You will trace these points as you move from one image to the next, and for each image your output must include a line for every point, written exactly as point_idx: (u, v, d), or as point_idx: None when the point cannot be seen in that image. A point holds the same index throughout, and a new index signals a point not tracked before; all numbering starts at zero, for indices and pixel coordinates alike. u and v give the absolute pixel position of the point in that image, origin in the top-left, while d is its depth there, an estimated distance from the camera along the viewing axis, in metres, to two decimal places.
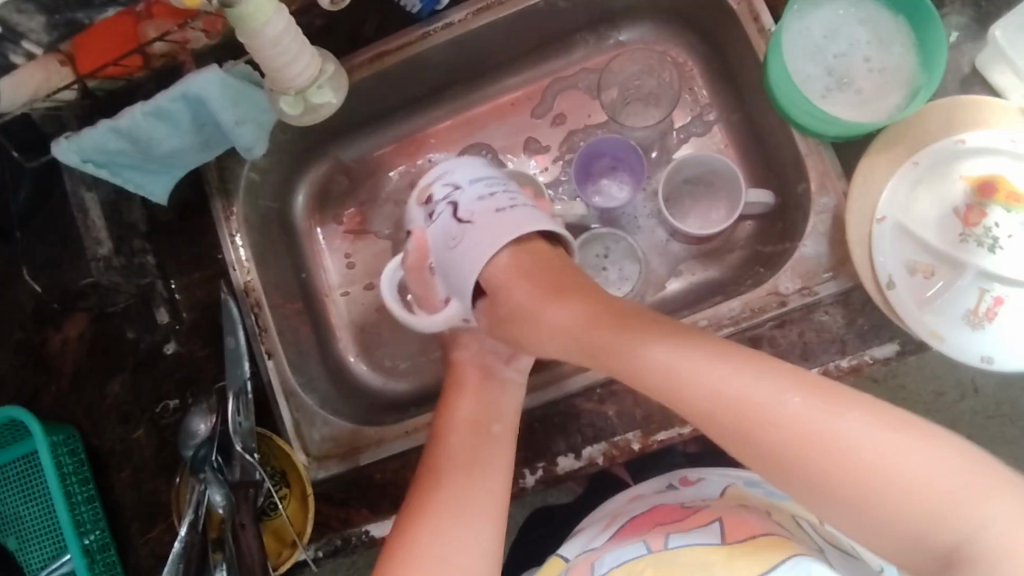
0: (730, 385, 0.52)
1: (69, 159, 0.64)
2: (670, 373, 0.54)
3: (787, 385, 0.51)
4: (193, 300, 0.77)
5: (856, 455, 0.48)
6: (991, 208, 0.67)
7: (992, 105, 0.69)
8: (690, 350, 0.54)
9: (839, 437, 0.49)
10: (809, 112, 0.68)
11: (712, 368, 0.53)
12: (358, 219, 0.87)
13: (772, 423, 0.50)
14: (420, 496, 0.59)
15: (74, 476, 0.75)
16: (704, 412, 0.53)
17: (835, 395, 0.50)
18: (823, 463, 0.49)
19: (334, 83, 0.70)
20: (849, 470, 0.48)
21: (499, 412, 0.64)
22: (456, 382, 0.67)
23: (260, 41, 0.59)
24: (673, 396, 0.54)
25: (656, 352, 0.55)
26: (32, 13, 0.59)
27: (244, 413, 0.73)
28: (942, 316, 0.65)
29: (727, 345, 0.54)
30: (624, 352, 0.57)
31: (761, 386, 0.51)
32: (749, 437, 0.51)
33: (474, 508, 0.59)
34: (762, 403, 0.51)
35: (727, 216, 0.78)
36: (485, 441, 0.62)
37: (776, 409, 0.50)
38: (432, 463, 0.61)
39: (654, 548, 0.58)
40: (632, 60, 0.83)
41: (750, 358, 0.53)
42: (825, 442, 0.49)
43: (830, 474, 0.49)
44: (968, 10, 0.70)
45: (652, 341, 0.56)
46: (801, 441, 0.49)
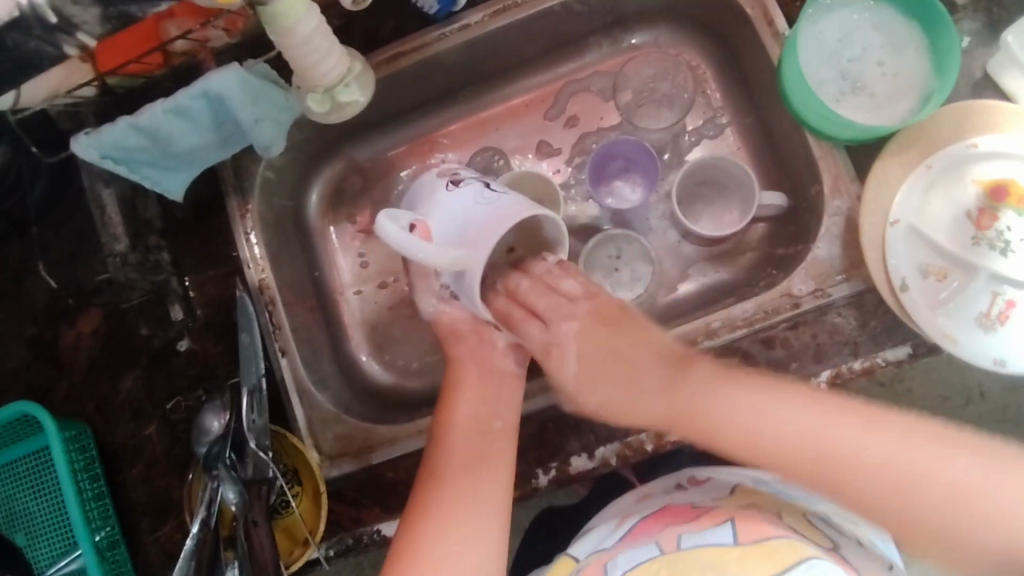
0: (821, 443, 0.54)
1: (88, 155, 0.64)
2: (752, 435, 0.56)
3: (850, 421, 0.54)
4: (208, 298, 0.77)
5: (942, 488, 0.51)
6: (1004, 211, 0.68)
7: (1002, 110, 0.69)
8: (760, 392, 0.56)
9: (933, 472, 0.52)
10: (824, 116, 0.68)
11: (768, 407, 0.56)
12: (372, 218, 0.87)
13: (875, 473, 0.52)
14: (424, 494, 0.59)
15: (85, 472, 0.75)
16: (780, 460, 0.55)
17: (913, 434, 0.53)
18: (922, 501, 0.52)
19: (362, 81, 0.71)
20: (948, 501, 0.51)
21: (500, 407, 0.64)
22: (455, 379, 0.65)
23: (292, 38, 0.59)
24: (769, 460, 0.55)
25: (742, 405, 0.56)
26: (88, 2, 0.47)
27: (258, 410, 0.73)
28: (955, 319, 0.66)
29: (798, 386, 0.56)
30: (728, 412, 0.57)
31: (910, 452, 0.52)
32: (841, 481, 0.53)
33: (475, 500, 0.58)
34: (853, 458, 0.53)
35: (740, 218, 0.78)
36: (489, 436, 0.62)
37: (860, 453, 0.53)
38: (433, 467, 0.61)
39: (668, 550, 0.58)
40: (647, 62, 0.84)
41: (800, 391, 0.56)
42: (920, 479, 0.52)
43: (916, 510, 0.52)
44: (980, 15, 0.71)
45: (747, 397, 0.56)
46: (898, 484, 0.52)
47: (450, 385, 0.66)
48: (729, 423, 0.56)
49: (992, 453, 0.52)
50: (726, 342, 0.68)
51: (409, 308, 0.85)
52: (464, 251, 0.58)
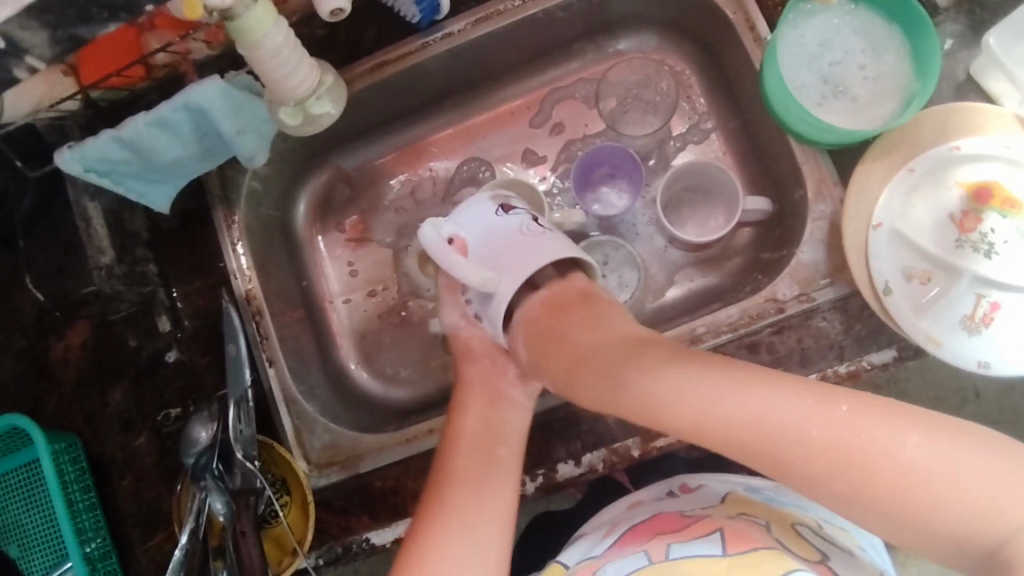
0: (767, 417, 0.49)
1: (71, 169, 0.64)
2: (699, 416, 0.52)
3: (794, 396, 0.49)
4: (195, 308, 0.78)
5: (886, 468, 0.45)
6: (988, 214, 0.67)
7: (987, 112, 0.69)
8: (701, 374, 0.53)
9: (878, 451, 0.45)
10: (804, 120, 0.68)
11: (713, 390, 0.52)
12: (360, 226, 0.87)
13: (815, 454, 0.47)
14: (429, 517, 0.57)
15: (75, 484, 0.75)
16: (719, 437, 0.51)
17: (865, 410, 0.47)
18: (855, 480, 0.46)
19: (333, 93, 0.72)
20: (896, 491, 0.45)
21: (503, 435, 0.63)
22: (459, 401, 0.65)
23: (260, 53, 0.59)
24: (709, 438, 0.52)
25: (680, 388, 0.53)
26: (36, 28, 0.49)
27: (245, 420, 0.73)
28: (939, 321, 0.66)
29: (751, 369, 0.52)
30: (666, 393, 0.54)
31: (841, 427, 0.46)
32: (783, 460, 0.48)
33: (479, 524, 0.57)
34: (792, 432, 0.48)
35: (725, 223, 0.78)
36: (491, 464, 0.61)
37: (798, 431, 0.48)
38: (439, 481, 0.60)
39: (655, 560, 0.59)
40: (630, 68, 0.84)
41: (743, 370, 0.52)
42: (863, 461, 0.45)
43: (863, 491, 0.46)
44: (963, 18, 0.71)
45: (685, 376, 0.53)
46: (833, 457, 0.46)
47: (454, 413, 0.64)
48: (668, 401, 0.54)
49: (939, 424, 0.46)
50: (711, 348, 0.68)
51: (397, 316, 0.86)
52: (498, 278, 0.60)
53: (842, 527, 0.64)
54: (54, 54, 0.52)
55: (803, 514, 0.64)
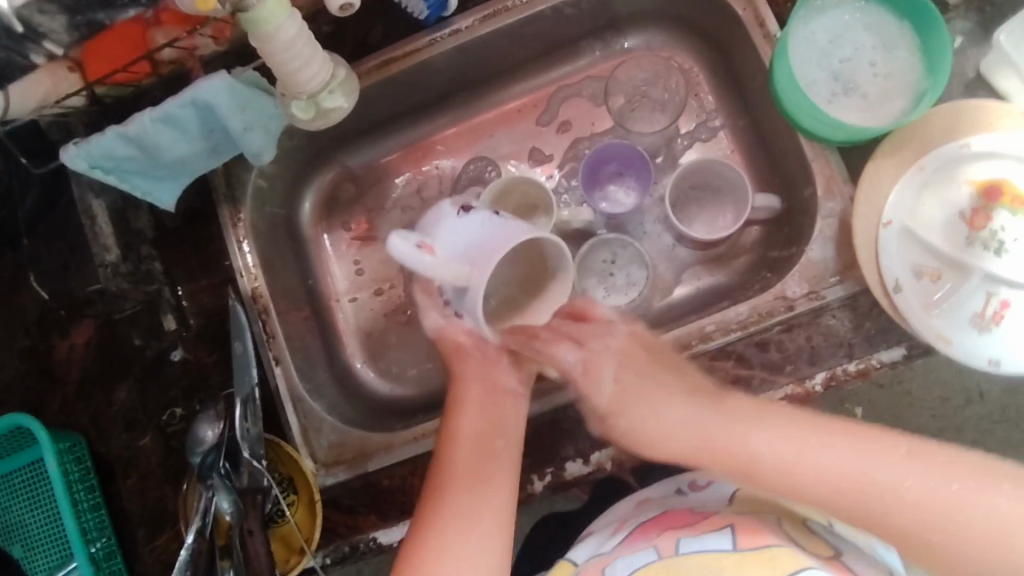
0: (852, 470, 0.46)
1: (77, 166, 0.64)
2: (789, 467, 0.47)
3: (881, 451, 0.45)
4: (201, 307, 0.77)
5: (984, 527, 0.43)
6: (997, 211, 0.68)
7: (996, 110, 0.69)
8: (788, 424, 0.48)
9: (967, 510, 0.43)
10: (815, 116, 0.68)
11: (792, 442, 0.47)
12: (366, 225, 0.87)
13: (904, 513, 0.44)
14: (423, 514, 0.55)
15: (80, 483, 0.75)
16: (801, 495, 0.47)
17: (943, 465, 0.44)
18: (941, 534, 0.44)
19: (345, 87, 0.71)
20: (985, 548, 0.43)
21: (503, 423, 0.60)
22: (456, 393, 0.62)
23: (273, 45, 0.59)
24: (783, 488, 0.48)
25: (771, 439, 0.48)
26: None
27: (252, 419, 0.72)
28: (950, 319, 0.66)
29: (817, 415, 0.49)
30: (740, 446, 0.49)
31: (931, 484, 0.44)
32: (868, 518, 0.46)
33: (477, 518, 0.54)
34: (881, 489, 0.45)
35: (734, 221, 0.77)
36: (490, 455, 0.58)
37: (888, 489, 0.45)
38: (435, 480, 0.57)
39: (665, 555, 0.59)
40: (638, 66, 0.84)
41: (815, 418, 0.48)
42: (954, 520, 0.43)
43: (981, 559, 0.43)
44: (972, 15, 0.71)
45: (775, 432, 0.48)
46: (927, 519, 0.44)
47: (451, 401, 0.62)
48: (740, 455, 0.49)
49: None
50: (721, 346, 0.68)
51: (403, 315, 0.85)
52: (473, 270, 0.57)
53: None
54: (70, 40, 0.60)
55: None
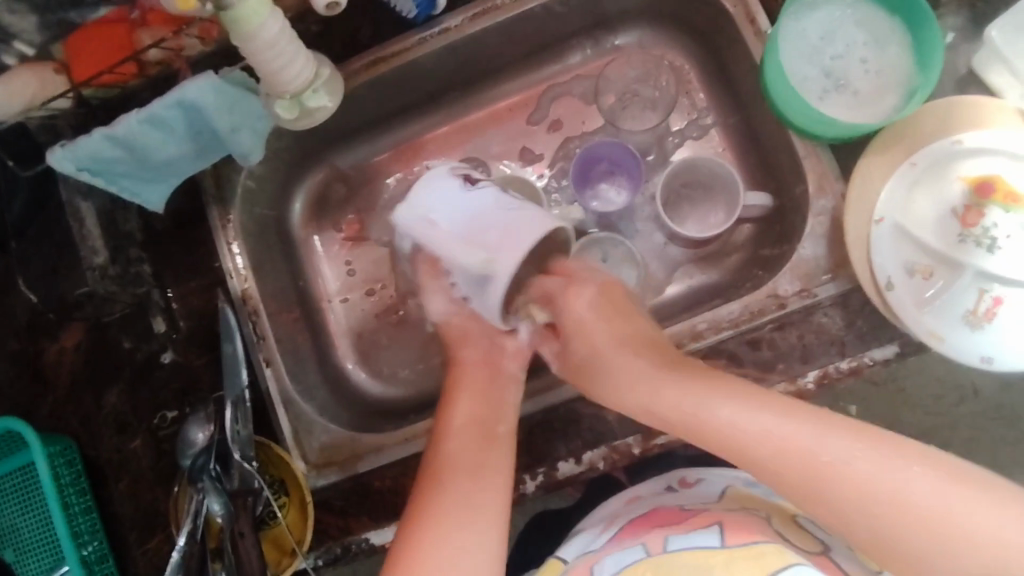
0: (804, 444, 0.50)
1: (64, 168, 0.63)
2: (743, 441, 0.52)
3: (832, 432, 0.50)
4: (190, 309, 0.77)
5: (917, 513, 0.47)
6: (990, 208, 0.67)
7: (990, 105, 0.69)
8: (743, 400, 0.54)
9: (901, 493, 0.48)
10: (806, 114, 0.68)
11: (744, 415, 0.53)
12: (357, 226, 0.86)
13: (844, 490, 0.49)
14: (422, 497, 0.57)
15: (71, 487, 0.74)
16: (750, 460, 0.52)
17: (885, 446, 0.49)
18: (882, 519, 0.48)
19: (330, 86, 0.71)
20: (914, 529, 0.47)
21: (499, 412, 0.63)
22: (455, 384, 0.65)
23: (253, 43, 0.59)
24: (740, 461, 0.53)
25: (724, 409, 0.54)
26: None
27: (242, 422, 0.72)
28: (941, 316, 0.65)
29: (764, 392, 0.54)
30: (683, 410, 0.56)
31: (873, 466, 0.48)
32: (810, 489, 0.50)
33: (475, 502, 0.56)
34: (828, 465, 0.49)
35: (725, 219, 0.77)
36: (490, 444, 0.60)
37: (838, 467, 0.49)
38: (433, 464, 0.59)
39: (654, 552, 0.58)
40: (630, 64, 0.83)
41: (766, 396, 0.54)
42: (892, 500, 0.48)
43: (914, 540, 0.47)
44: (964, 10, 0.71)
45: (732, 406, 0.53)
46: (866, 497, 0.48)
47: (450, 393, 0.65)
48: (683, 418, 0.56)
49: (966, 478, 0.48)
50: (713, 344, 0.68)
51: (395, 315, 0.85)
52: (495, 259, 0.59)
53: None
54: (43, 40, 0.63)
55: None
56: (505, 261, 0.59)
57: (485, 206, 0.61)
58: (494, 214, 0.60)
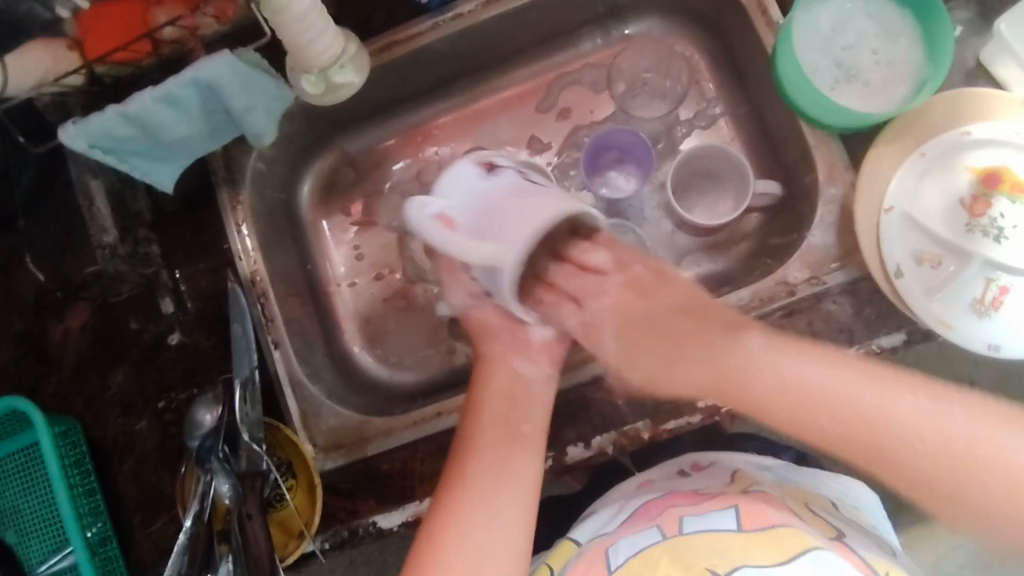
0: (865, 403, 0.50)
1: (76, 145, 0.63)
2: (799, 392, 0.52)
3: (897, 387, 0.50)
4: (199, 290, 0.77)
5: (982, 460, 0.47)
6: (996, 198, 0.68)
7: (996, 98, 0.70)
8: (809, 359, 0.54)
9: (964, 441, 0.48)
10: (819, 102, 0.69)
11: (807, 373, 0.53)
12: (365, 210, 0.87)
13: (909, 445, 0.49)
14: (448, 489, 0.57)
15: (75, 468, 0.74)
16: (813, 425, 0.52)
17: (948, 397, 0.49)
18: (966, 480, 0.47)
19: (356, 63, 0.70)
20: (980, 477, 0.47)
21: (527, 408, 0.62)
22: (483, 381, 0.64)
23: (284, 17, 0.59)
24: (802, 423, 0.52)
25: (786, 369, 0.54)
26: None
27: (251, 402, 0.71)
28: (949, 304, 0.66)
29: (832, 353, 0.54)
30: (749, 377, 0.55)
31: (944, 417, 0.48)
32: (870, 445, 0.50)
33: (499, 492, 0.57)
34: (894, 421, 0.49)
35: (734, 208, 0.78)
36: (515, 442, 0.60)
37: (902, 419, 0.49)
38: (461, 454, 0.59)
39: (669, 535, 0.58)
40: (640, 53, 0.84)
41: (834, 355, 0.53)
42: (957, 450, 0.48)
43: (983, 493, 0.47)
44: (972, 5, 0.72)
45: (798, 360, 0.54)
46: (926, 454, 0.48)
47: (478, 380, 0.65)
48: (744, 383, 0.55)
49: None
50: None
51: (402, 300, 0.85)
52: (498, 243, 0.61)
53: (854, 505, 0.65)
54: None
55: (814, 492, 0.64)
56: (506, 252, 0.61)
57: (492, 196, 0.64)
58: (508, 200, 0.63)
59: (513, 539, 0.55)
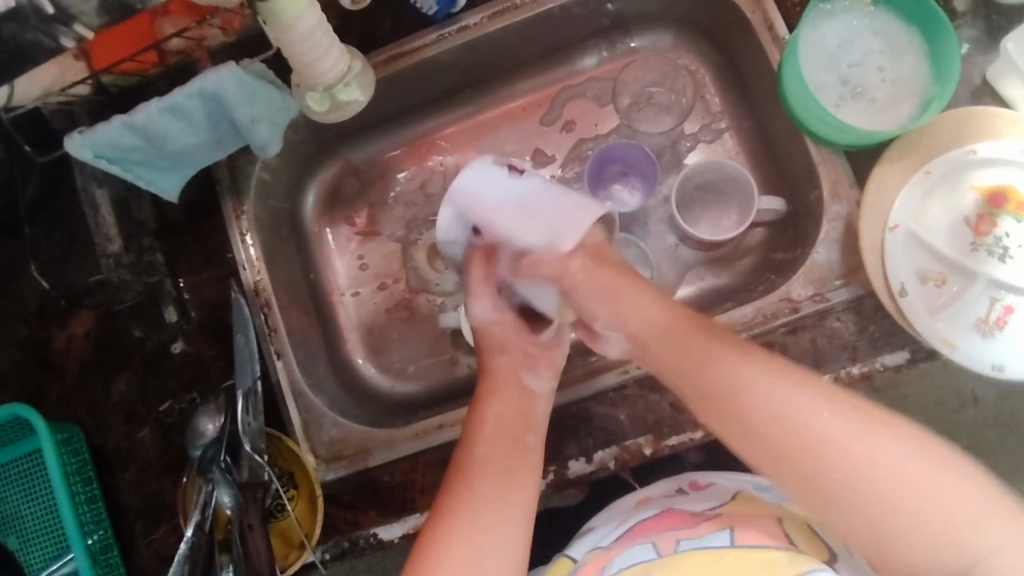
0: (759, 398, 0.51)
1: (81, 155, 0.62)
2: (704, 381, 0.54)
3: (794, 389, 0.50)
4: (202, 299, 0.76)
5: (857, 474, 0.47)
6: (1002, 217, 0.68)
7: (1004, 116, 0.69)
8: (724, 350, 0.55)
9: (843, 449, 0.47)
10: (823, 120, 0.69)
11: (720, 363, 0.54)
12: (368, 221, 0.87)
13: (790, 444, 0.49)
14: (453, 493, 0.56)
15: (77, 476, 0.74)
16: (718, 410, 0.53)
17: (836, 407, 0.49)
18: (834, 490, 0.48)
19: (362, 80, 0.71)
20: (849, 486, 0.47)
21: (528, 423, 0.62)
22: (489, 389, 0.64)
23: (291, 35, 0.59)
24: (708, 405, 0.54)
25: (696, 356, 0.55)
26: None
27: (253, 412, 0.71)
28: (953, 323, 0.66)
29: (749, 349, 0.54)
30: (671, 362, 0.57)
31: (825, 423, 0.49)
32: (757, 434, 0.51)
33: (505, 499, 0.56)
34: (782, 417, 0.50)
35: (738, 223, 0.78)
36: (520, 455, 0.59)
37: (793, 419, 0.50)
38: (462, 460, 0.59)
39: (663, 552, 0.59)
40: (645, 67, 0.84)
41: (751, 350, 0.54)
42: (831, 456, 0.48)
43: (847, 502, 0.47)
44: (979, 22, 0.72)
45: (715, 351, 0.55)
46: (802, 454, 0.49)
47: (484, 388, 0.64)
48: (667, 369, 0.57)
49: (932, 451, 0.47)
50: None
51: (405, 311, 0.85)
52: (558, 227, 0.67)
53: None
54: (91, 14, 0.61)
55: None
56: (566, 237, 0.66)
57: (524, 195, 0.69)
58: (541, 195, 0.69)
59: (517, 549, 0.55)
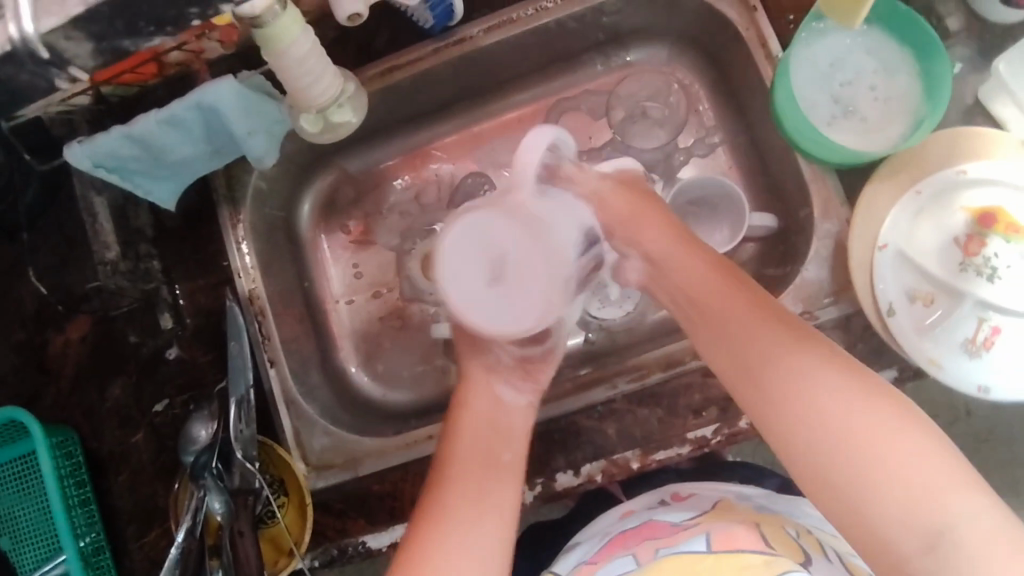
0: (783, 368, 0.53)
1: (80, 164, 0.63)
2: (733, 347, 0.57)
3: (817, 363, 0.53)
4: (198, 306, 0.77)
5: (850, 439, 0.49)
6: (991, 237, 0.68)
7: (992, 138, 0.70)
8: (761, 322, 0.57)
9: (842, 419, 0.50)
10: (817, 141, 0.69)
11: (752, 333, 0.56)
12: (363, 229, 0.88)
13: (797, 413, 0.52)
14: (430, 507, 0.58)
15: (71, 479, 0.75)
16: (737, 375, 0.56)
17: (855, 383, 0.51)
18: (832, 458, 0.49)
19: (355, 102, 0.72)
20: (842, 452, 0.49)
21: (504, 438, 0.63)
22: (462, 401, 0.65)
23: (286, 60, 0.60)
24: (729, 372, 0.57)
25: (734, 325, 0.57)
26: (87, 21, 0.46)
27: (246, 420, 0.72)
28: (940, 343, 0.66)
29: (787, 325, 0.56)
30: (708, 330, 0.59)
31: (836, 398, 0.50)
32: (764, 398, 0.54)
33: (479, 512, 0.58)
34: (798, 388, 0.52)
35: (729, 238, 0.78)
36: (494, 471, 0.61)
37: (808, 390, 0.52)
38: (438, 474, 0.61)
39: (643, 561, 0.59)
40: (640, 81, 0.84)
41: (785, 323, 0.56)
42: (829, 426, 0.50)
43: (838, 468, 0.49)
44: (972, 42, 0.72)
45: (746, 320, 0.57)
46: (802, 423, 0.51)
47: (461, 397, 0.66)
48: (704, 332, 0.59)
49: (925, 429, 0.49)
50: None
51: (399, 319, 0.86)
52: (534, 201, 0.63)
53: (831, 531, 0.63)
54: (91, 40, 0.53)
55: (791, 518, 0.64)
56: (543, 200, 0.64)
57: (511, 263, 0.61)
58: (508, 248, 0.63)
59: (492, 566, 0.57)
